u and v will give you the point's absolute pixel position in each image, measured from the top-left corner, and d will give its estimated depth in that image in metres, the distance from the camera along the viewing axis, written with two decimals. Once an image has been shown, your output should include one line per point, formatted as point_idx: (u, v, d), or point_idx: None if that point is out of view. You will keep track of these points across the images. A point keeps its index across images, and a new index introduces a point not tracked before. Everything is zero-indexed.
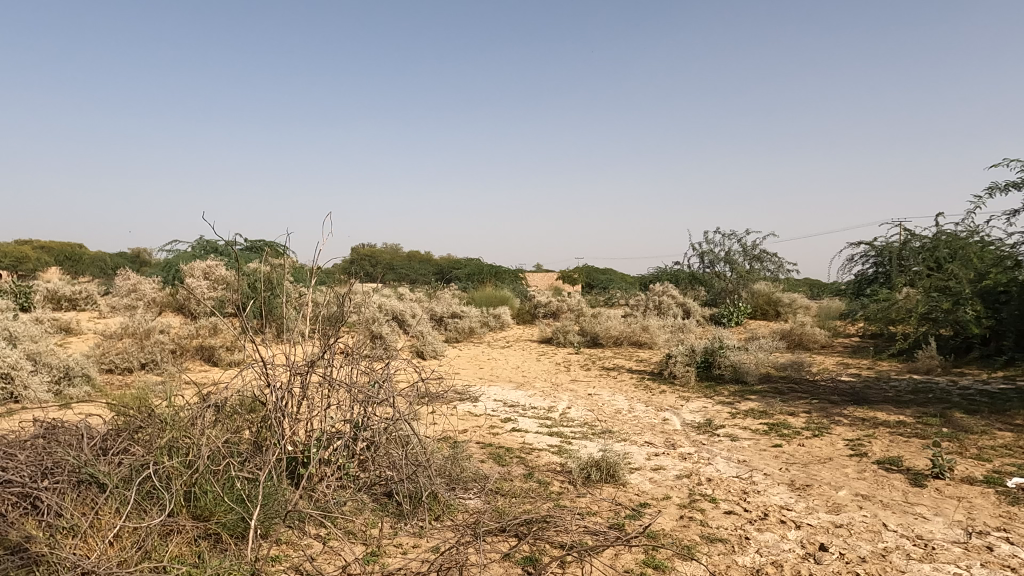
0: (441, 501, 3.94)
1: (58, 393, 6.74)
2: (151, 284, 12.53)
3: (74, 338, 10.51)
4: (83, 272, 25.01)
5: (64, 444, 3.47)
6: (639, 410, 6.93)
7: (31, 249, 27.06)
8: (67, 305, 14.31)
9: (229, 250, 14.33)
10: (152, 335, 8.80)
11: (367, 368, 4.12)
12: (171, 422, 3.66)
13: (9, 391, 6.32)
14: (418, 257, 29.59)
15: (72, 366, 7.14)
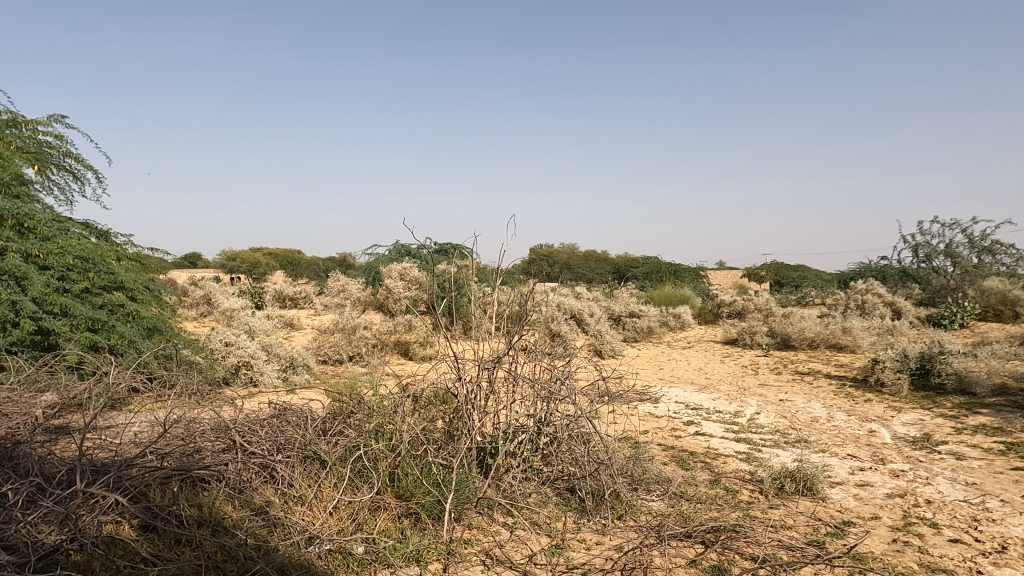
0: (624, 501, 3.93)
1: (285, 379, 7.77)
2: (356, 285, 13.94)
3: (296, 332, 12.04)
4: (301, 274, 28.48)
5: (293, 424, 4.02)
6: (839, 420, 6.33)
7: (263, 255, 31.44)
8: (290, 304, 16.42)
9: (421, 252, 15.50)
10: (358, 331, 9.80)
11: (548, 365, 4.22)
12: (377, 410, 4.07)
13: (249, 377, 7.43)
14: (594, 257, 29.66)
15: (296, 356, 8.19)
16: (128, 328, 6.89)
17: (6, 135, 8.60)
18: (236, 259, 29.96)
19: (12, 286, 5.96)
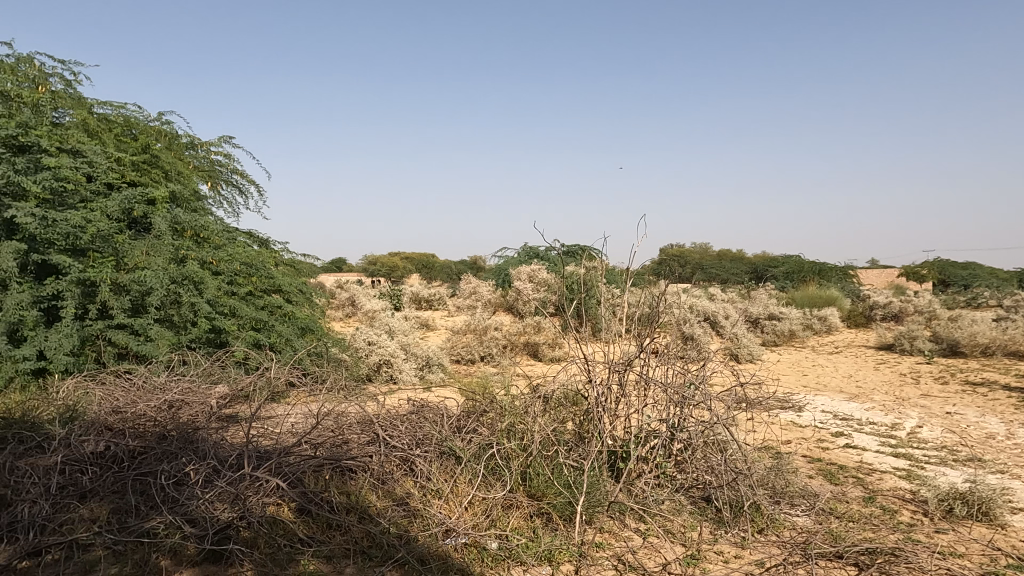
0: (765, 514, 3.72)
1: (422, 378, 8.15)
2: (487, 287, 14.33)
3: (431, 333, 12.60)
4: (434, 277, 29.75)
5: (430, 420, 4.22)
6: (1021, 438, 5.58)
7: (401, 259, 33.21)
8: (426, 305, 17.21)
9: (549, 254, 15.64)
10: (489, 332, 10.06)
11: (682, 369, 4.10)
12: (509, 409, 4.16)
13: (389, 375, 7.88)
14: (729, 256, 28.35)
15: (431, 356, 8.56)
16: (285, 327, 7.56)
17: (186, 157, 9.77)
18: (376, 263, 31.89)
19: (192, 290, 6.75)
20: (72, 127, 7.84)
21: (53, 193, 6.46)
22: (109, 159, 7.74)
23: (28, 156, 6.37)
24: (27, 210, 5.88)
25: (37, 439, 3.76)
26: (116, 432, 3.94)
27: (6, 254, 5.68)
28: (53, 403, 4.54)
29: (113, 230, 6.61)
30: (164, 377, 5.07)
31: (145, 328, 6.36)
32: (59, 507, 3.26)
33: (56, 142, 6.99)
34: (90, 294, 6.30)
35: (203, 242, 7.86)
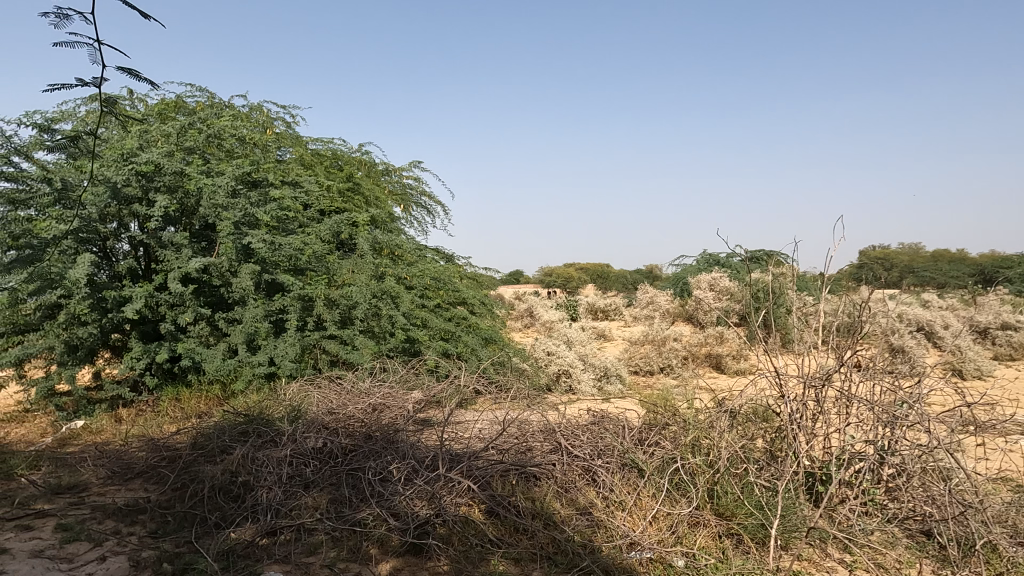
0: (1002, 557, 3.21)
1: (601, 388, 8.16)
2: (665, 296, 13.99)
3: (608, 343, 12.58)
4: (610, 287, 29.67)
5: (611, 432, 4.26)
6: None
7: (576, 270, 33.55)
8: (602, 315, 17.23)
9: (731, 261, 14.88)
10: (668, 342, 9.81)
11: (892, 386, 3.68)
12: (693, 423, 4.04)
13: (568, 385, 8.01)
14: (946, 257, 24.85)
15: (609, 366, 8.54)
16: (470, 337, 8.01)
17: (382, 182, 10.80)
18: (553, 274, 32.56)
19: (390, 303, 7.44)
20: (291, 162, 9.05)
21: (279, 221, 7.50)
22: (320, 189, 8.81)
23: (260, 190, 7.46)
24: (261, 237, 6.87)
25: (270, 434, 4.37)
26: (331, 430, 4.46)
27: (245, 274, 6.67)
28: (282, 403, 5.25)
29: (325, 251, 7.70)
30: (369, 382, 5.62)
31: (352, 338, 7.11)
32: (289, 493, 3.75)
33: (280, 176, 8.11)
34: (309, 308, 7.18)
35: (398, 259, 8.61)
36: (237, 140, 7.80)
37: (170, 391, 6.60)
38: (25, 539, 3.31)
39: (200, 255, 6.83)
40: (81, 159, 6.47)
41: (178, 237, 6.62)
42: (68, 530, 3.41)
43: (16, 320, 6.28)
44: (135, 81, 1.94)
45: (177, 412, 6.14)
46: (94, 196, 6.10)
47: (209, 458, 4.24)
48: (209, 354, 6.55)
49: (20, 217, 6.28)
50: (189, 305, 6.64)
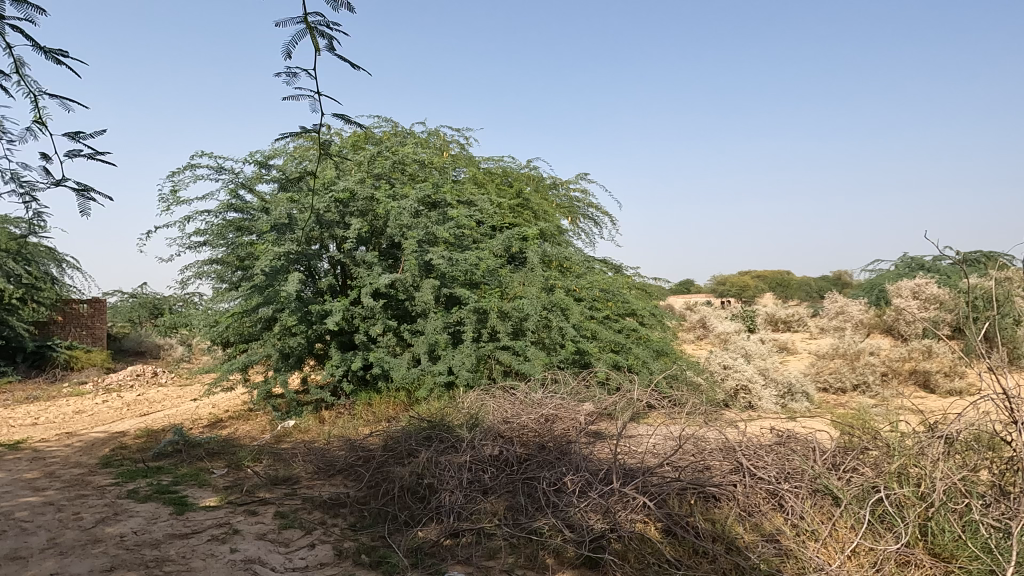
0: None
1: (785, 406, 7.59)
2: (857, 306, 12.69)
3: (792, 357, 11.68)
4: (791, 296, 27.60)
5: (799, 454, 3.95)
6: None
7: (752, 278, 31.62)
8: (783, 327, 16.06)
9: (940, 265, 13.13)
10: (862, 357, 8.88)
11: None
12: (898, 450, 3.62)
13: (748, 402, 7.56)
14: None
15: (794, 383, 7.92)
16: (641, 349, 7.88)
17: (550, 196, 11.04)
18: (726, 282, 31.01)
19: (560, 315, 7.56)
20: (466, 182, 9.57)
21: (456, 238, 7.96)
22: (492, 206, 9.21)
23: (439, 210, 7.97)
24: (440, 253, 7.32)
25: (452, 440, 4.63)
26: (507, 439, 4.62)
27: (427, 288, 7.14)
28: (461, 411, 5.54)
29: (498, 265, 8.05)
30: (541, 393, 5.73)
31: (524, 349, 7.31)
32: (470, 498, 3.93)
33: (456, 196, 8.61)
34: (483, 320, 7.51)
35: (567, 271, 8.73)
36: (418, 164, 8.42)
37: (363, 396, 7.24)
38: (251, 522, 3.81)
39: (388, 272, 7.44)
40: (291, 189, 7.37)
41: (369, 256, 7.29)
42: (284, 518, 3.87)
43: (242, 331, 7.28)
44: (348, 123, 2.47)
45: (369, 416, 6.73)
46: (301, 221, 6.91)
47: (398, 459, 4.59)
48: (396, 363, 7.08)
49: (245, 242, 7.31)
50: (379, 318, 7.26)
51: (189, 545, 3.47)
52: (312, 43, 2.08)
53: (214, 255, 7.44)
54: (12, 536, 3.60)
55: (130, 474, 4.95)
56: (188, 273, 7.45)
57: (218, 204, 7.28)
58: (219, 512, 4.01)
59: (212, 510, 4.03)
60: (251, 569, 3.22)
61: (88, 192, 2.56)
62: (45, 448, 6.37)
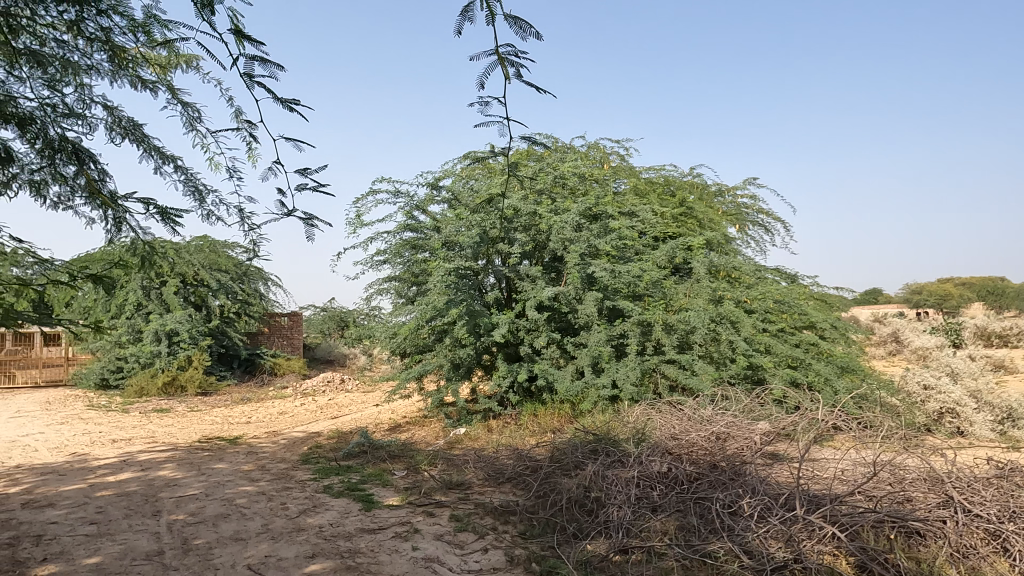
0: None
1: (1004, 434, 6.57)
2: None
3: (1011, 377, 10.10)
4: (1007, 306, 23.97)
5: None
6: None
7: (957, 286, 27.84)
8: (998, 341, 13.98)
9: None
10: None
11: None
12: None
13: (956, 427, 6.66)
14: None
15: (1015, 407, 6.84)
16: (823, 365, 7.26)
17: (715, 204, 10.61)
18: (923, 291, 27.64)
19: (729, 328, 7.22)
20: (627, 193, 9.46)
21: (618, 250, 7.93)
22: (655, 217, 9.05)
23: (600, 222, 7.97)
24: (602, 265, 7.31)
25: (618, 455, 4.59)
26: (676, 456, 4.48)
27: (590, 301, 7.16)
28: (627, 425, 5.46)
29: (662, 276, 7.88)
30: (711, 409, 5.48)
31: (691, 363, 7.06)
32: (638, 515, 3.86)
33: (618, 208, 8.55)
34: (647, 333, 7.37)
35: (736, 282, 8.32)
36: (578, 178, 8.51)
37: (529, 407, 7.41)
38: (430, 523, 4.05)
39: (551, 285, 7.58)
40: (458, 208, 7.78)
41: (533, 270, 7.47)
42: (459, 521, 4.07)
43: (417, 342, 7.80)
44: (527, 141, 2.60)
45: (535, 427, 6.87)
46: (469, 238, 7.28)
47: (565, 471, 4.63)
48: (560, 376, 7.15)
49: (419, 259, 7.84)
50: (543, 330, 7.41)
51: (376, 540, 3.76)
52: (502, 72, 2.20)
53: (393, 272, 8.07)
54: (234, 519, 4.15)
55: (325, 471, 5.49)
56: (371, 289, 8.15)
57: (395, 225, 7.89)
58: (401, 511, 4.31)
59: (396, 509, 4.35)
60: (431, 567, 3.42)
61: (311, 220, 2.79)
62: (257, 444, 7.27)
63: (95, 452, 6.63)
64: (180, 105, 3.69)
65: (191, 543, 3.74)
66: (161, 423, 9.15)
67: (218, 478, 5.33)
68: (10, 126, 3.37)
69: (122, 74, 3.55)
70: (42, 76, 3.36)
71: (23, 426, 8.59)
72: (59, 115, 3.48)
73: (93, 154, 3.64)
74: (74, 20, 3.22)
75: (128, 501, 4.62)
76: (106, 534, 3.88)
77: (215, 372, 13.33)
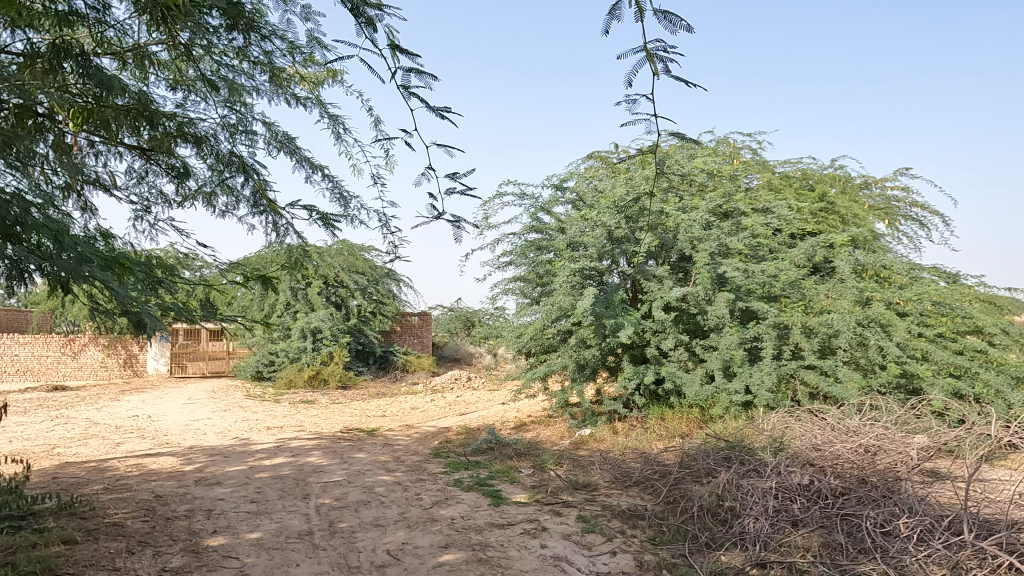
0: None
1: None
2: None
3: None
4: None
5: None
6: None
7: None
8: None
9: None
10: None
11: None
12: None
13: None
14: None
15: None
16: (993, 375, 6.49)
17: (860, 198, 9.83)
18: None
19: (880, 332, 6.65)
20: (760, 189, 8.98)
21: (752, 248, 7.54)
22: (793, 213, 8.52)
23: (731, 220, 7.64)
24: (734, 265, 6.99)
25: (754, 463, 4.38)
26: (819, 468, 4.21)
27: (721, 302, 6.88)
28: (762, 433, 5.17)
29: (800, 276, 7.42)
30: (859, 420, 5.07)
31: (834, 370, 6.59)
32: (777, 527, 3.65)
33: (751, 204, 8.15)
34: (785, 336, 6.95)
35: (887, 282, 7.65)
36: (707, 174, 8.20)
37: (656, 410, 7.25)
38: (557, 522, 4.07)
39: (679, 285, 7.36)
40: (583, 209, 7.78)
41: (660, 270, 7.28)
42: (586, 522, 4.05)
43: (543, 342, 7.87)
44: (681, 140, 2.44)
45: (662, 431, 6.71)
46: (593, 237, 7.25)
47: (696, 478, 4.49)
48: (689, 379, 6.92)
49: (545, 260, 7.93)
50: (670, 332, 7.21)
51: (506, 536, 3.85)
52: (649, 69, 2.13)
53: (518, 273, 8.18)
54: (374, 506, 4.41)
55: (455, 465, 5.69)
56: (497, 289, 8.31)
57: (521, 227, 8.02)
58: (529, 508, 4.38)
59: (524, 507, 4.41)
60: (560, 566, 3.44)
61: (460, 222, 2.85)
62: (393, 436, 7.68)
63: (253, 438, 7.31)
64: (329, 118, 4.00)
65: (336, 526, 4.02)
66: (307, 413, 9.93)
67: (358, 467, 5.68)
68: (189, 145, 3.80)
69: (280, 93, 3.89)
70: (217, 98, 3.76)
71: (194, 411, 9.65)
72: (228, 132, 3.88)
73: (256, 166, 4.02)
74: (242, 46, 3.57)
75: (282, 483, 5.06)
76: (265, 513, 4.26)
77: (353, 367, 14.25)
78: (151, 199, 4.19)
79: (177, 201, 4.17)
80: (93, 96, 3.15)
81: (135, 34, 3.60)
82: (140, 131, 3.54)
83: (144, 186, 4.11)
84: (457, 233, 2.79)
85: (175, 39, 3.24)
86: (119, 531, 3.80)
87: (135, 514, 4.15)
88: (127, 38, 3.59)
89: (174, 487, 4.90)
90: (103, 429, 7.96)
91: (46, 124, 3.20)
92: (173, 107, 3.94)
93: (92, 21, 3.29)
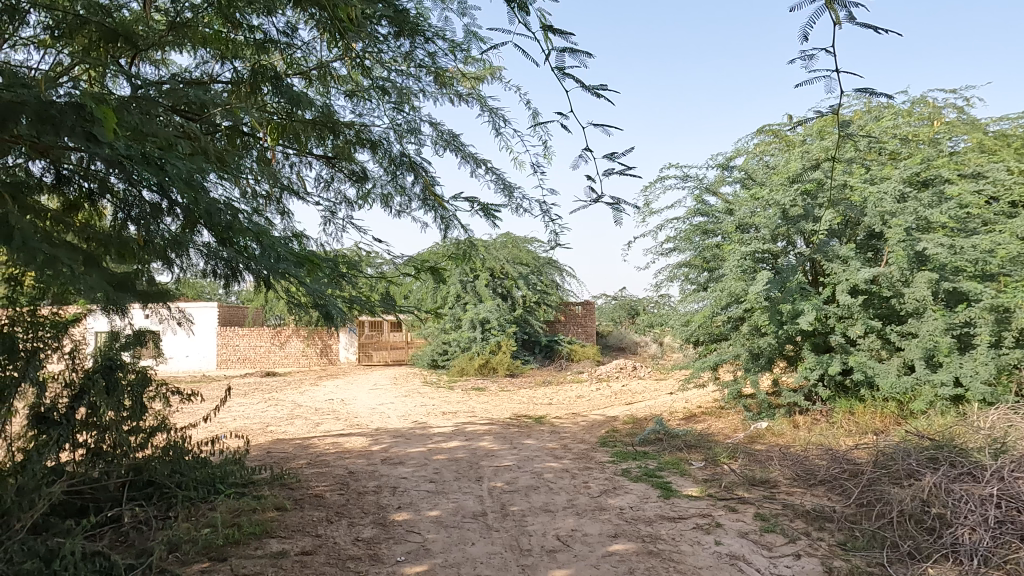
0: None
1: None
2: None
3: None
4: None
5: None
6: None
7: None
8: None
9: None
10: None
11: None
12: None
13: None
14: None
15: None
16: None
17: None
18: None
19: None
20: (969, 152, 7.81)
21: (959, 220, 6.61)
22: (1013, 177, 7.33)
23: (932, 189, 6.74)
24: (937, 240, 6.15)
25: (968, 466, 3.85)
26: None
27: (921, 283, 6.11)
28: (978, 432, 4.50)
29: None
30: None
31: None
32: (1001, 542, 3.20)
33: (957, 169, 7.12)
34: (1005, 320, 6.01)
35: None
36: (900, 139, 7.30)
37: (843, 404, 6.63)
38: (733, 519, 3.87)
39: (868, 266, 6.64)
40: (753, 187, 7.30)
41: (844, 249, 6.61)
42: (765, 520, 3.81)
43: (712, 330, 7.51)
44: (877, 97, 2.11)
45: (852, 426, 6.11)
46: (766, 217, 6.77)
47: (894, 480, 4.03)
48: (883, 370, 6.23)
49: (712, 244, 7.56)
50: (859, 317, 6.51)
51: (677, 529, 3.74)
52: (830, 19, 1.92)
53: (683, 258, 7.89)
54: (543, 492, 4.50)
55: (623, 455, 5.63)
56: (662, 276, 8.08)
57: (686, 210, 7.71)
58: (701, 503, 4.21)
59: (696, 501, 4.25)
60: (737, 565, 3.27)
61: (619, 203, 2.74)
62: (560, 424, 7.80)
63: (431, 422, 7.79)
64: (489, 112, 4.11)
65: (508, 509, 4.16)
66: (478, 399, 10.40)
67: (527, 453, 5.84)
68: (366, 150, 4.10)
69: (444, 92, 4.08)
70: (388, 102, 4.01)
71: (380, 396, 10.53)
72: (399, 134, 4.14)
73: (424, 164, 4.24)
74: (409, 50, 3.77)
75: (457, 466, 5.34)
76: (442, 493, 4.52)
77: (520, 357, 14.68)
78: (337, 202, 4.61)
79: (358, 202, 4.53)
80: (285, 112, 3.54)
81: (316, 52, 3.96)
82: (325, 140, 3.90)
83: (331, 191, 4.53)
84: (617, 216, 2.72)
85: (351, 52, 3.51)
86: (320, 502, 4.25)
87: (332, 488, 4.62)
88: (311, 57, 3.95)
89: (364, 465, 5.37)
90: (305, 411, 8.95)
91: (251, 141, 3.65)
92: (351, 114, 4.27)
93: (283, 45, 3.67)
